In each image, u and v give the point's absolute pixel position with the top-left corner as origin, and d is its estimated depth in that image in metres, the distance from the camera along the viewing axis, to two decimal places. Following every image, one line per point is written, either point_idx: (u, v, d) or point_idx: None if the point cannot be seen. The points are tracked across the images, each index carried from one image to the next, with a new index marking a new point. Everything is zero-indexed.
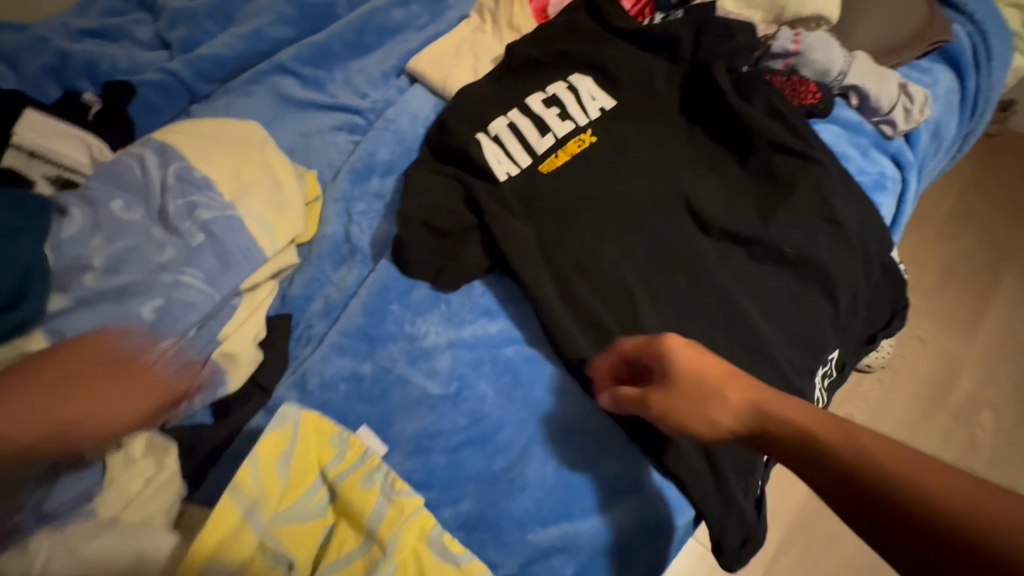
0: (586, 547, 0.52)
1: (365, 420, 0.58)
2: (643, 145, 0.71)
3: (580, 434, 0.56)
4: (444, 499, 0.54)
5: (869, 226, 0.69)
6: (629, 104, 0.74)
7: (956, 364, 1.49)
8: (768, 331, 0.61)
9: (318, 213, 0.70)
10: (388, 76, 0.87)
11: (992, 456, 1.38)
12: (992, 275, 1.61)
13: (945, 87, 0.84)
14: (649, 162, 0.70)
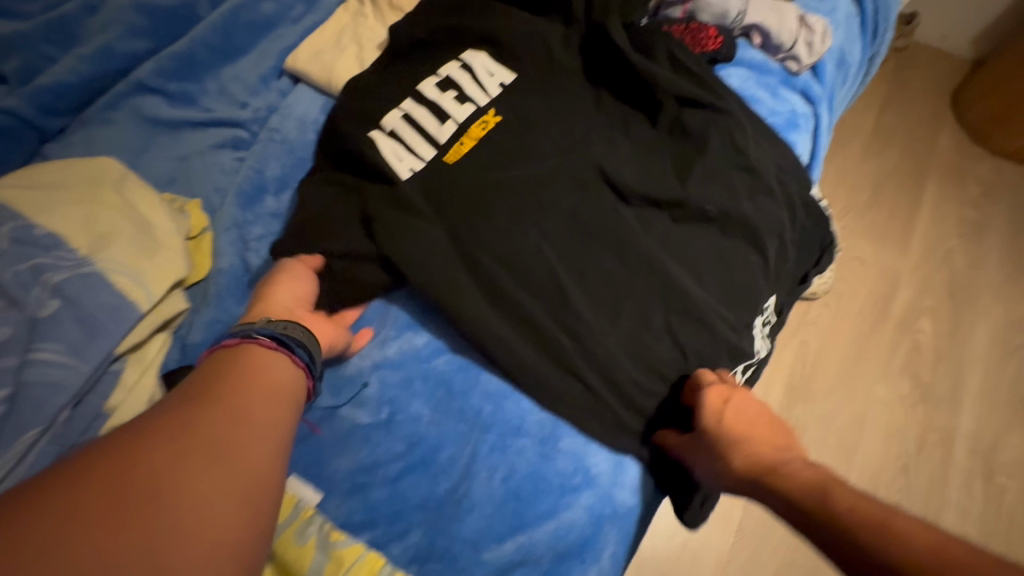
0: (545, 555, 0.50)
1: (294, 468, 0.53)
2: (550, 119, 0.66)
3: (525, 438, 0.54)
4: (390, 535, 0.50)
5: (785, 167, 0.69)
6: (531, 74, 0.68)
7: (893, 277, 1.55)
8: (702, 294, 0.59)
9: (208, 247, 0.64)
10: (268, 78, 0.79)
11: (935, 357, 1.46)
12: (917, 185, 1.67)
13: (843, 13, 0.83)
14: (559, 136, 0.65)
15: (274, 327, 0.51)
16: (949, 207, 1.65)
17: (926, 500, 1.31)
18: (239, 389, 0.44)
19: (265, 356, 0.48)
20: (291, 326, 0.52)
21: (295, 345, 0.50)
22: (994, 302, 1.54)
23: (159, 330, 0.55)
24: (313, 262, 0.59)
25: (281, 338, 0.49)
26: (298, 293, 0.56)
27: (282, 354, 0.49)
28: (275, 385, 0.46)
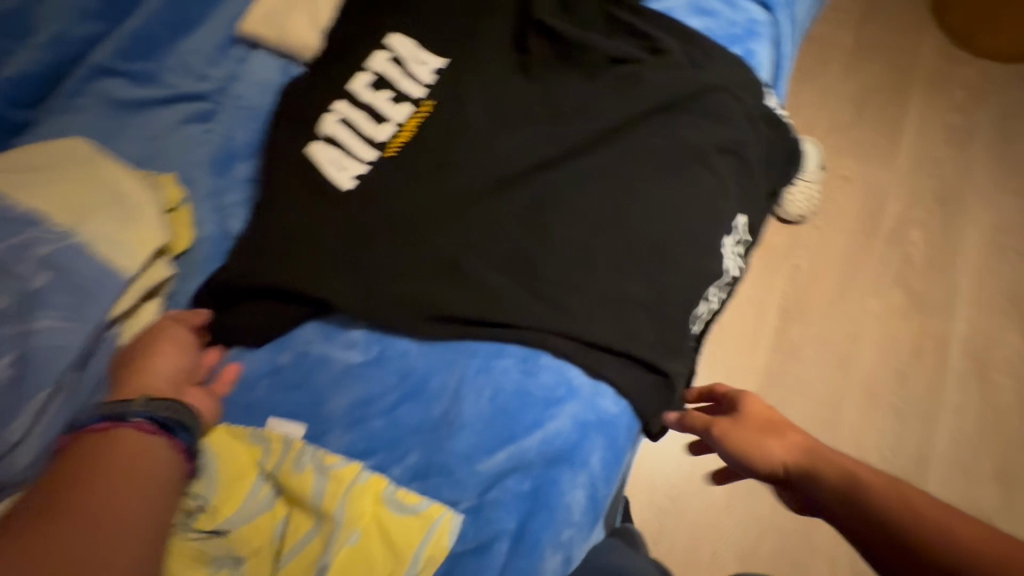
0: (537, 461, 0.53)
1: (275, 411, 0.57)
2: (487, 89, 0.69)
3: (510, 359, 0.57)
4: (391, 458, 0.54)
5: (740, 79, 0.70)
6: (459, 52, 0.71)
7: (881, 192, 1.55)
8: (663, 212, 0.62)
9: (187, 216, 0.66)
10: (225, 47, 0.79)
11: (926, 267, 1.47)
12: (901, 98, 1.65)
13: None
14: (500, 101, 0.68)
15: (153, 408, 0.48)
16: (934, 115, 1.63)
17: (923, 402, 1.35)
18: (102, 487, 0.43)
19: (144, 445, 0.46)
20: (172, 407, 0.49)
21: (175, 426, 0.49)
22: (984, 205, 1.54)
23: (151, 297, 0.58)
24: (193, 321, 0.58)
25: (160, 423, 0.48)
26: (178, 357, 0.54)
27: (163, 439, 0.48)
28: (150, 475, 0.45)
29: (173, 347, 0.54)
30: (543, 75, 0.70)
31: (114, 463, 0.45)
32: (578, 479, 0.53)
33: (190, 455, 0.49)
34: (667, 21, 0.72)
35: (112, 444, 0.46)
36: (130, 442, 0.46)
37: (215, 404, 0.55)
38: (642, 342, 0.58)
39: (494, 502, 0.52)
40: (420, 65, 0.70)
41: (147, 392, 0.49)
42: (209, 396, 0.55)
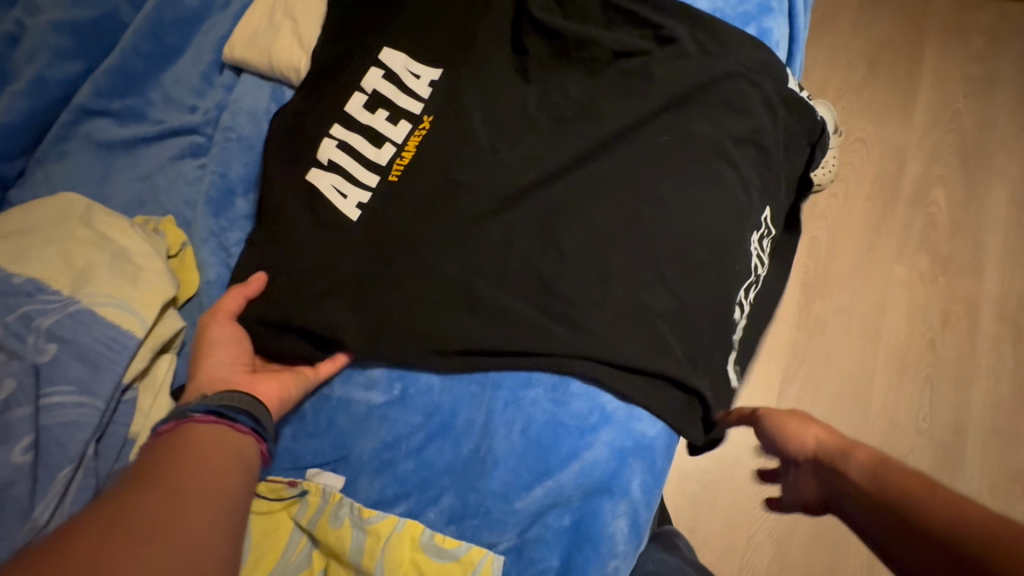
0: (575, 494, 0.51)
1: (314, 460, 0.55)
2: (487, 101, 0.65)
3: (538, 386, 0.54)
4: (424, 502, 0.52)
5: (757, 62, 0.65)
6: (452, 62, 0.67)
7: (900, 152, 1.48)
8: (685, 218, 0.59)
9: (191, 261, 0.64)
10: (210, 75, 0.76)
11: (952, 228, 1.42)
12: (916, 49, 1.57)
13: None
14: (501, 112, 0.64)
15: (207, 400, 0.47)
16: (952, 66, 1.55)
17: (957, 369, 1.31)
18: (185, 460, 0.41)
19: (211, 428, 0.45)
20: (233, 395, 0.49)
21: (236, 413, 0.48)
22: (1011, 157, 1.47)
23: (165, 352, 0.56)
24: (230, 306, 0.57)
25: (219, 409, 0.46)
26: (228, 351, 0.54)
27: (224, 425, 0.46)
28: (218, 451, 0.43)
29: (220, 346, 0.54)
30: (544, 81, 0.66)
31: (185, 443, 0.43)
32: (619, 509, 0.51)
33: (258, 439, 0.48)
34: (673, 6, 0.67)
35: (180, 432, 0.44)
36: (194, 430, 0.45)
37: (282, 388, 0.53)
38: (675, 358, 0.55)
39: (535, 540, 0.50)
40: (416, 78, 0.66)
41: (203, 392, 0.49)
42: (275, 381, 0.54)
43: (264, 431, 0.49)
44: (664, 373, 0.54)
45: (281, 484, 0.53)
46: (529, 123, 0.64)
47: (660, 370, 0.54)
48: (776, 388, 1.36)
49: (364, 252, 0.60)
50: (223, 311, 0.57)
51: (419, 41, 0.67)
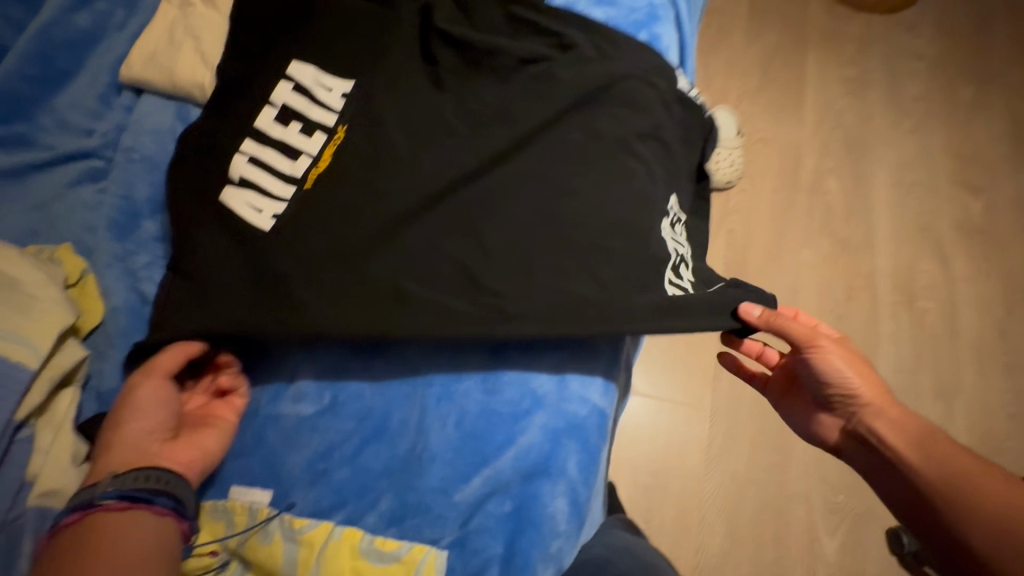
0: (514, 480, 0.52)
1: (241, 477, 0.53)
2: (400, 108, 0.66)
3: (470, 378, 0.55)
4: (363, 508, 0.51)
5: (652, 65, 0.71)
6: (359, 74, 0.67)
7: (796, 148, 1.64)
8: (597, 204, 0.62)
9: (95, 288, 0.60)
10: (108, 96, 0.72)
11: (846, 212, 1.57)
12: (800, 57, 1.76)
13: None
14: (417, 120, 0.66)
15: (121, 483, 0.47)
16: (831, 71, 1.75)
17: (865, 338, 1.45)
18: (101, 555, 0.44)
19: (124, 521, 0.46)
20: (148, 473, 0.48)
21: (154, 493, 0.48)
22: (888, 147, 1.67)
23: (69, 385, 0.53)
24: (167, 366, 0.53)
25: (131, 495, 0.46)
26: (152, 418, 0.51)
27: (141, 508, 0.47)
28: (133, 545, 0.45)
29: (144, 410, 0.51)
30: (455, 88, 0.68)
31: (99, 541, 0.44)
32: (558, 489, 0.53)
33: (179, 515, 0.48)
34: (571, 16, 0.72)
35: (88, 529, 0.45)
36: (107, 525, 0.45)
37: (203, 457, 0.52)
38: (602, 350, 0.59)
39: (477, 530, 0.51)
40: (328, 90, 0.66)
41: (113, 471, 0.48)
42: (194, 450, 0.52)
43: (185, 507, 0.49)
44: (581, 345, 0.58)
45: (218, 555, 0.51)
46: (451, 128, 0.66)
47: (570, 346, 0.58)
48: (711, 375, 1.48)
49: (285, 262, 0.58)
50: (159, 372, 0.53)
51: (327, 54, 0.68)
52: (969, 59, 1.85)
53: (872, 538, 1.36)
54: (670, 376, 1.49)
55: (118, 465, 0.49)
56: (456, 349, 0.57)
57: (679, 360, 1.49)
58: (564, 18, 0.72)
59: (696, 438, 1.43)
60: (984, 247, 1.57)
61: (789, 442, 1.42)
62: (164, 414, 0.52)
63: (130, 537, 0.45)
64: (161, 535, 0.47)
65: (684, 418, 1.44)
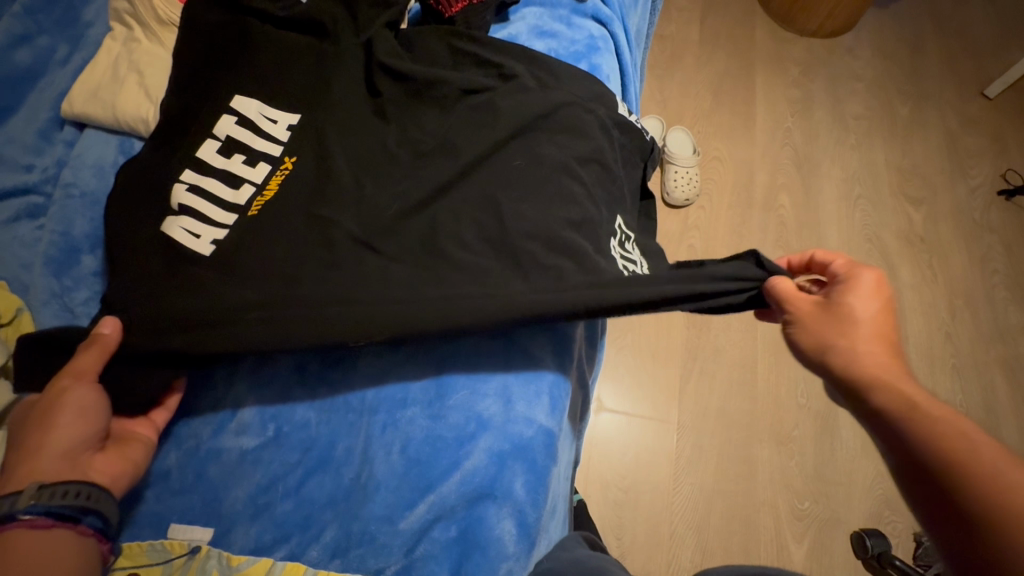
0: (459, 505, 0.53)
1: (181, 515, 0.52)
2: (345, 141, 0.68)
3: (414, 403, 0.56)
4: (306, 540, 0.51)
5: (592, 94, 0.74)
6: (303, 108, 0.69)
7: (749, 165, 1.72)
8: (539, 224, 0.64)
9: (30, 327, 0.59)
10: (49, 131, 0.72)
11: (798, 225, 1.64)
12: (747, 82, 1.87)
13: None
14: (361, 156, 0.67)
15: (43, 501, 0.45)
16: (777, 94, 1.87)
17: None
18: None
19: (46, 539, 0.45)
20: (75, 489, 0.47)
21: (79, 512, 0.46)
22: (834, 162, 1.76)
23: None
24: (91, 366, 0.51)
25: (57, 514, 0.45)
26: (80, 426, 0.50)
27: (65, 528, 0.46)
28: (55, 567, 0.44)
29: (75, 416, 0.50)
30: (400, 119, 0.70)
31: (17, 560, 0.43)
32: (504, 511, 0.53)
33: (104, 535, 0.48)
34: (513, 48, 0.75)
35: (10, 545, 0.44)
36: (27, 540, 0.44)
37: (129, 470, 0.52)
38: (548, 372, 0.60)
39: (422, 558, 0.51)
40: (272, 123, 0.67)
41: (41, 480, 0.46)
42: (119, 462, 0.51)
43: (109, 528, 0.48)
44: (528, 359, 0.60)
45: None
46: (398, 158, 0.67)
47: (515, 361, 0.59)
48: (677, 389, 1.52)
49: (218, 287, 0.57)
50: (85, 374, 0.51)
51: (270, 88, 0.69)
52: (903, 79, 1.99)
53: (839, 544, 1.38)
54: (637, 391, 1.52)
55: (25, 473, 0.47)
56: (403, 377, 0.57)
57: (645, 375, 1.53)
58: (504, 49, 0.75)
59: (664, 452, 1.45)
60: (928, 255, 1.65)
61: (754, 452, 1.46)
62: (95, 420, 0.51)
63: (52, 558, 0.44)
64: (86, 555, 0.46)
65: (654, 432, 1.47)
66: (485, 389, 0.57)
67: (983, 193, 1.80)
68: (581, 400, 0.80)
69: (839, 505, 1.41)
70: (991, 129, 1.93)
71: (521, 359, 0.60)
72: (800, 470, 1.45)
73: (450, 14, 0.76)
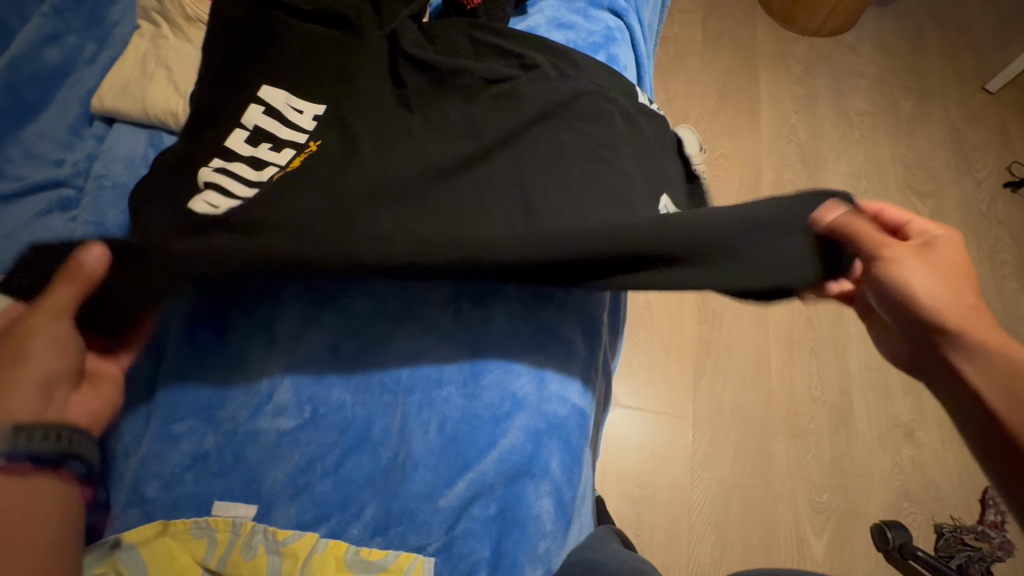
0: (497, 483, 0.53)
1: (222, 496, 0.52)
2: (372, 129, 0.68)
3: (450, 383, 0.56)
4: (347, 519, 0.51)
5: (612, 83, 0.76)
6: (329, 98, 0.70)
7: (756, 162, 1.85)
8: (566, 207, 0.64)
9: None
10: (78, 127, 0.73)
11: None
12: (754, 84, 2.01)
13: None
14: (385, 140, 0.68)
15: (27, 447, 0.46)
16: (782, 93, 2.00)
17: (834, 339, 1.58)
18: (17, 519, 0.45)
19: (36, 482, 0.47)
20: (59, 434, 0.48)
21: (60, 458, 0.48)
22: (839, 158, 1.88)
23: None
24: (66, 302, 0.51)
25: (44, 459, 0.47)
26: (59, 361, 0.51)
27: (50, 474, 0.48)
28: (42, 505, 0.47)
29: (53, 350, 0.51)
30: (425, 108, 0.71)
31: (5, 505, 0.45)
32: (542, 489, 0.53)
33: (87, 480, 0.51)
34: (532, 40, 0.76)
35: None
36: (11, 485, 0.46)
37: (101, 404, 0.55)
38: (580, 353, 0.61)
39: (463, 534, 0.51)
40: (298, 113, 0.68)
41: (17, 420, 0.47)
42: (96, 401, 0.55)
43: (90, 473, 0.51)
44: (561, 340, 0.60)
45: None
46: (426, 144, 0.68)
47: (547, 339, 0.60)
48: (691, 385, 1.52)
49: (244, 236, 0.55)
50: (60, 308, 0.51)
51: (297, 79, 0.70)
52: (904, 78, 2.05)
53: (859, 537, 1.37)
54: (651, 387, 1.51)
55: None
56: (436, 359, 0.58)
57: (659, 370, 1.53)
58: (525, 41, 0.76)
59: (681, 447, 1.45)
60: None
61: (770, 445, 1.46)
62: (74, 357, 0.52)
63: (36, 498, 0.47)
64: (73, 495, 0.49)
65: (669, 428, 1.46)
66: (519, 368, 0.58)
67: (989, 185, 1.85)
68: (604, 390, 0.80)
69: (857, 498, 1.41)
70: (993, 125, 1.97)
71: (551, 339, 0.60)
72: (818, 463, 1.44)
73: (473, 6, 0.77)
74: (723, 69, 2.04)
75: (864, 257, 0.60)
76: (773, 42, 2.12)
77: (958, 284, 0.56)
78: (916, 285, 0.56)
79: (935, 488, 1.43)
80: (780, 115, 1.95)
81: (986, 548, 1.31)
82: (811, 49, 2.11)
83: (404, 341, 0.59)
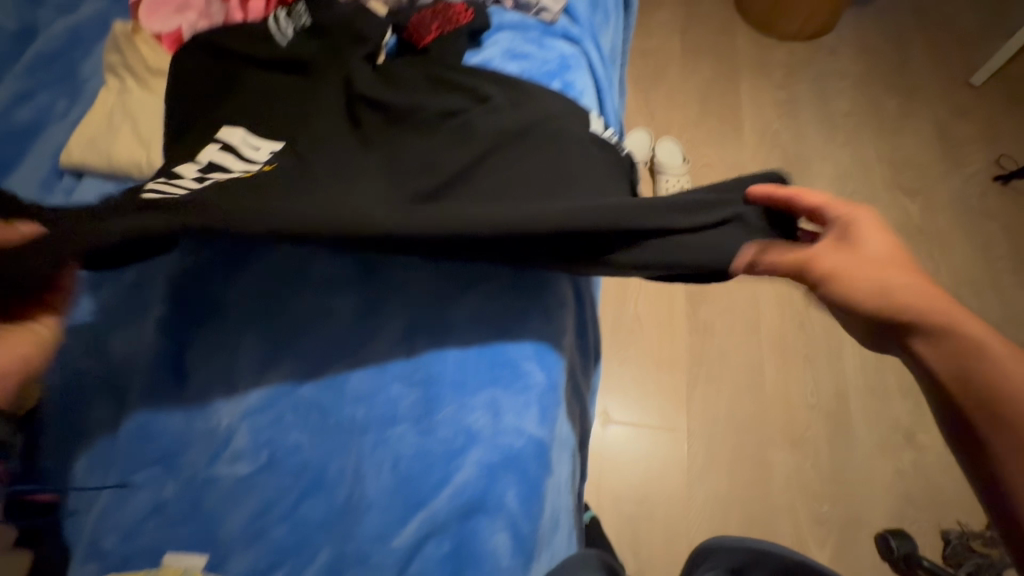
0: (448, 520, 0.56)
1: (189, 541, 0.57)
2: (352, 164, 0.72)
3: (401, 423, 0.60)
4: (304, 559, 0.55)
5: (568, 109, 0.77)
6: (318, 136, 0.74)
7: (740, 169, 1.86)
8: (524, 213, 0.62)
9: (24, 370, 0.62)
10: (49, 181, 0.75)
11: None
12: (734, 92, 2.02)
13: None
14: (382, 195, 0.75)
15: None
16: (763, 99, 2.01)
17: (829, 344, 1.56)
18: None
19: None
20: None
21: None
22: (824, 160, 1.87)
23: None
24: None
25: None
26: None
27: None
28: None
29: None
30: (380, 143, 0.72)
31: None
32: (496, 524, 0.56)
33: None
34: (488, 74, 0.78)
35: None
36: None
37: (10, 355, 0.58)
38: (535, 386, 0.63)
39: (417, 570, 0.54)
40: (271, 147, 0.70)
41: None
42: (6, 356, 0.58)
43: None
44: (512, 375, 0.64)
45: None
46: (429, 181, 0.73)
47: (499, 375, 0.63)
48: (685, 397, 1.50)
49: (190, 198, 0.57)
50: None
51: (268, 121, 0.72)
52: (886, 74, 2.05)
53: (863, 546, 1.35)
54: (644, 401, 1.50)
55: None
56: (393, 401, 0.62)
57: (653, 383, 1.52)
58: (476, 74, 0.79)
59: (677, 460, 1.43)
60: (928, 244, 1.69)
61: (767, 456, 1.44)
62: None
63: None
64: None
65: (664, 443, 1.45)
66: (471, 405, 0.61)
67: (980, 178, 1.84)
68: (583, 414, 0.83)
69: (859, 506, 1.39)
70: (979, 118, 1.95)
71: (503, 374, 0.63)
72: (817, 472, 1.42)
73: (424, 45, 0.79)
74: (704, 78, 2.05)
75: (804, 261, 0.64)
76: (753, 48, 2.13)
77: (890, 270, 0.59)
78: (856, 282, 0.59)
79: (939, 492, 1.40)
80: (763, 121, 1.96)
81: (996, 555, 1.24)
82: (791, 53, 2.12)
83: (364, 383, 0.63)
